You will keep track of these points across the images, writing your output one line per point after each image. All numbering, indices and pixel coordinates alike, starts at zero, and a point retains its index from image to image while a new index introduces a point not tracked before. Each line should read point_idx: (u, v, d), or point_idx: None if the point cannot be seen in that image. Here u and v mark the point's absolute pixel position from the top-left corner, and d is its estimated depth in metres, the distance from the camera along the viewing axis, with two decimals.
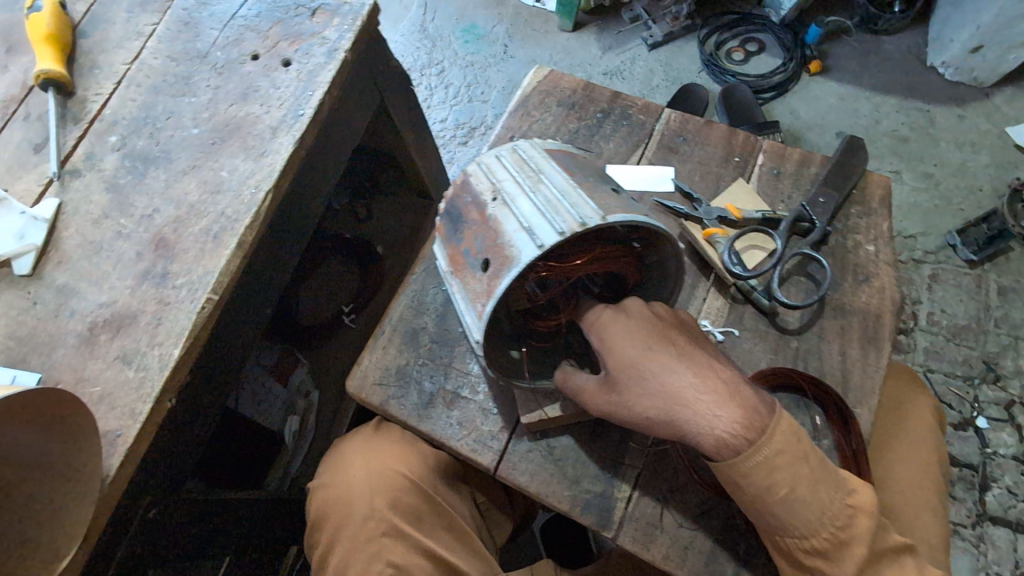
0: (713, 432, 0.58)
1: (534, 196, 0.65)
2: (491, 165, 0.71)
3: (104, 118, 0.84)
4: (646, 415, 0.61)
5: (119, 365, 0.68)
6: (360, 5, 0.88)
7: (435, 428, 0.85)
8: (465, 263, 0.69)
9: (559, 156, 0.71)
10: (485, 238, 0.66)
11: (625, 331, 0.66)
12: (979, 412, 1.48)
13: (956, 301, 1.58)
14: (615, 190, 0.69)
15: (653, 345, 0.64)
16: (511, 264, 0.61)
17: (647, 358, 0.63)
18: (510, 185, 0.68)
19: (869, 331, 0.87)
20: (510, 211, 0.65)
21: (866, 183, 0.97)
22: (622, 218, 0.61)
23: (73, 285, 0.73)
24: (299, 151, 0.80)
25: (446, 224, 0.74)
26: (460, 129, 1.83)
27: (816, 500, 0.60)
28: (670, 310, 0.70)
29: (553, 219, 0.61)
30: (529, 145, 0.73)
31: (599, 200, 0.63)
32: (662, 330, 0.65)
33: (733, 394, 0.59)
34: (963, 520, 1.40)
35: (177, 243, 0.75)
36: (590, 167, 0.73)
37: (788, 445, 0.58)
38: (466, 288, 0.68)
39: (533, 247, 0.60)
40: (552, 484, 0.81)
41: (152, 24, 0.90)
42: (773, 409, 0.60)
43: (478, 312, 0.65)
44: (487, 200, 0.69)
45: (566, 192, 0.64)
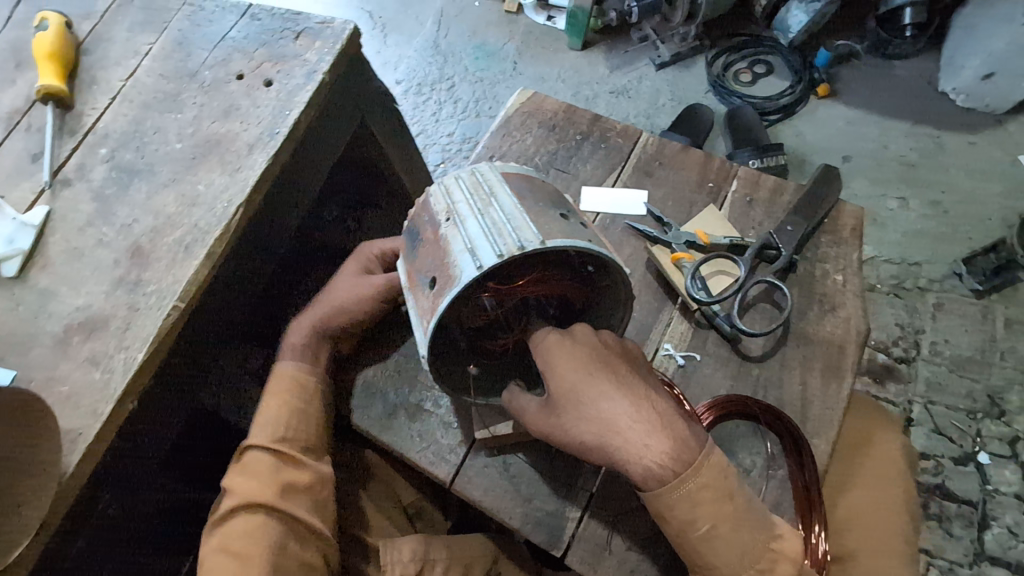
0: (642, 461, 0.62)
1: (482, 217, 0.67)
2: (449, 185, 0.73)
3: (96, 131, 0.88)
4: (582, 440, 0.64)
5: (87, 366, 0.72)
6: (342, 30, 0.93)
7: (397, 440, 0.87)
8: (417, 280, 0.71)
9: (514, 180, 0.73)
10: (435, 257, 0.69)
11: (569, 353, 0.67)
12: (981, 448, 1.44)
13: (960, 332, 1.54)
14: (564, 215, 0.70)
15: (595, 370, 0.66)
16: (453, 283, 0.63)
17: (586, 384, 0.65)
18: (463, 206, 0.70)
19: (832, 361, 0.86)
20: (458, 231, 0.67)
21: (837, 214, 0.98)
22: (561, 244, 0.62)
23: (53, 289, 0.77)
24: (273, 167, 0.84)
25: (407, 240, 0.76)
26: (466, 143, 1.86)
27: (738, 540, 0.64)
28: (617, 338, 0.72)
29: (495, 241, 0.63)
30: (488, 167, 0.75)
31: (542, 224, 0.65)
32: (606, 356, 0.68)
33: (664, 426, 0.63)
34: (959, 559, 1.36)
35: (152, 253, 0.79)
36: (546, 192, 0.74)
37: (712, 480, 0.63)
38: (416, 304, 0.70)
39: (472, 268, 0.62)
40: (506, 500, 0.82)
41: (149, 43, 0.95)
42: (703, 445, 0.64)
43: (424, 328, 0.67)
44: (441, 220, 0.70)
45: (511, 216, 0.66)
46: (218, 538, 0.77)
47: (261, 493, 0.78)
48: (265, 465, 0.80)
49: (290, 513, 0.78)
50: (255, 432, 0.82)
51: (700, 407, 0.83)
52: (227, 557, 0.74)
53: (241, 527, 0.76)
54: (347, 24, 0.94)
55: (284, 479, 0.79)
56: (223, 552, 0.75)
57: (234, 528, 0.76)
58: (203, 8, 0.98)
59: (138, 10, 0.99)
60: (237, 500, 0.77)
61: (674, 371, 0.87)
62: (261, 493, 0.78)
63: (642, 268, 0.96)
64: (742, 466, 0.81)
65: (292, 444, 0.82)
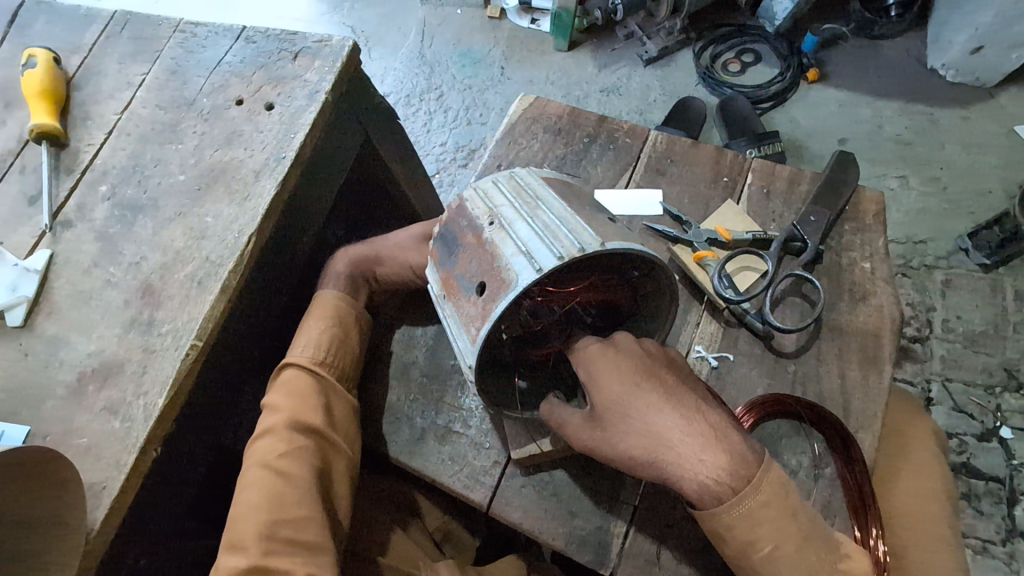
0: (696, 477, 0.59)
1: (531, 221, 0.64)
2: (488, 190, 0.70)
3: (95, 168, 0.85)
4: (631, 454, 0.61)
5: (105, 416, 0.68)
6: (340, 48, 0.91)
7: (427, 465, 0.84)
8: (458, 286, 0.68)
9: (555, 184, 0.71)
10: (481, 262, 0.65)
11: (612, 364, 0.65)
12: (1003, 422, 1.42)
13: (971, 307, 1.53)
14: (611, 219, 0.68)
15: (640, 381, 0.63)
16: (508, 288, 0.61)
17: (633, 396, 0.63)
18: (507, 209, 0.67)
19: (869, 351, 0.84)
20: (507, 235, 0.64)
21: (857, 200, 0.96)
22: (620, 246, 0.61)
23: (63, 335, 0.74)
24: (281, 193, 0.81)
25: (441, 246, 0.72)
26: (460, 152, 1.84)
27: (800, 560, 0.60)
28: (660, 347, 0.69)
29: (551, 243, 0.61)
30: (525, 171, 0.73)
31: (596, 227, 0.63)
32: (651, 366, 0.65)
33: (718, 440, 0.60)
34: (992, 537, 1.33)
35: (163, 291, 0.75)
36: (586, 196, 0.72)
37: (773, 497, 0.59)
38: (459, 312, 0.67)
39: (530, 271, 0.59)
40: (547, 520, 0.79)
41: (142, 74, 0.93)
42: (761, 459, 0.60)
43: (472, 336, 0.64)
44: (483, 224, 0.67)
45: (563, 219, 0.63)
46: (253, 455, 0.72)
47: (308, 413, 0.75)
48: (309, 386, 0.77)
49: (328, 438, 0.75)
50: (297, 350, 0.80)
51: (739, 410, 0.80)
52: (267, 473, 0.70)
53: (284, 444, 0.72)
54: (345, 41, 0.91)
55: (325, 402, 0.77)
56: (263, 467, 0.71)
57: (275, 444, 0.72)
58: (195, 34, 0.96)
59: (127, 41, 0.96)
60: (281, 416, 0.74)
61: (708, 373, 0.85)
62: (308, 413, 0.75)
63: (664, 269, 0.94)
64: (789, 467, 0.79)
65: (336, 369, 0.80)
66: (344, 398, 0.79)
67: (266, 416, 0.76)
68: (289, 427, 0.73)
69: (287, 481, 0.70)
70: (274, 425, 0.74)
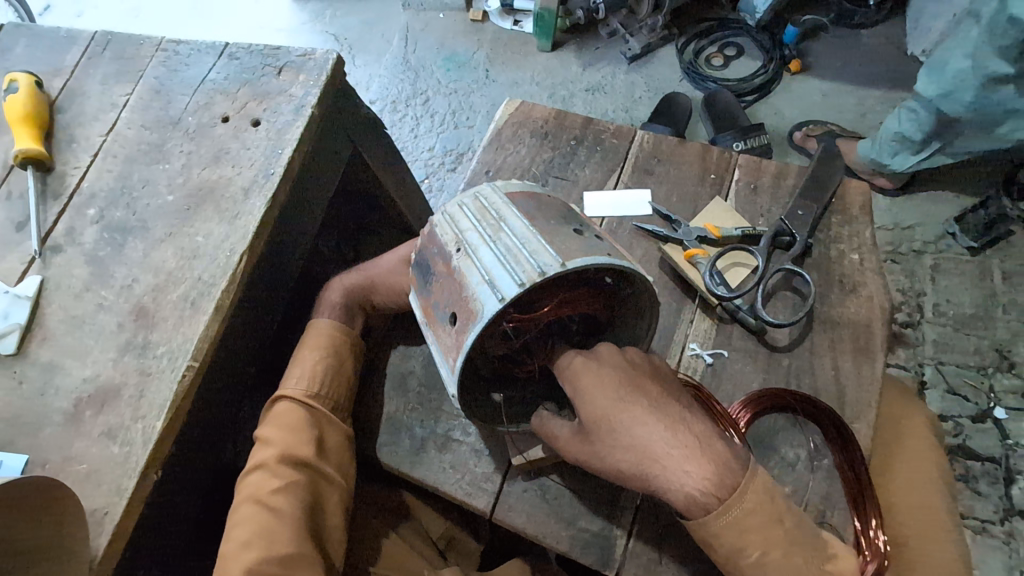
0: (683, 488, 0.58)
1: (494, 246, 0.64)
2: (453, 213, 0.70)
3: (82, 192, 0.85)
4: (619, 467, 0.61)
5: (104, 441, 0.68)
6: (325, 61, 0.91)
7: (429, 474, 0.84)
8: (435, 315, 0.68)
9: (520, 199, 0.70)
10: (451, 291, 0.66)
11: (596, 377, 0.65)
12: (997, 403, 1.43)
13: (960, 290, 1.55)
14: (578, 230, 0.67)
15: (624, 394, 0.63)
16: (475, 319, 0.61)
17: (618, 409, 0.62)
18: (472, 234, 0.67)
19: (861, 341, 0.85)
20: (472, 262, 0.64)
21: (844, 191, 0.97)
22: (582, 263, 0.60)
23: (57, 362, 0.74)
24: (271, 209, 0.81)
25: (417, 274, 0.72)
26: (448, 156, 1.84)
27: (789, 566, 0.60)
28: (643, 355, 0.69)
29: (513, 270, 0.60)
30: (490, 188, 0.71)
31: (559, 244, 0.62)
32: (635, 378, 0.64)
33: (703, 449, 0.59)
34: (991, 517, 1.33)
35: (157, 313, 0.75)
36: (555, 208, 0.71)
37: (760, 505, 0.59)
38: (438, 341, 0.67)
39: (495, 300, 0.59)
40: (550, 524, 0.80)
41: (126, 94, 0.92)
42: (746, 466, 0.60)
43: (450, 366, 0.64)
44: (451, 251, 0.67)
45: (525, 240, 0.63)
46: (247, 490, 0.73)
47: (300, 448, 0.75)
48: (302, 420, 0.77)
49: (320, 471, 0.76)
50: (290, 383, 0.80)
51: (735, 406, 0.81)
52: (260, 509, 0.70)
53: (279, 480, 0.73)
54: (328, 53, 0.91)
55: (318, 435, 0.77)
56: (256, 503, 0.71)
57: (268, 479, 0.73)
58: (177, 52, 0.95)
59: (109, 61, 0.96)
60: (274, 451, 0.74)
61: (703, 370, 0.86)
62: (299, 447, 0.75)
63: (655, 268, 0.94)
64: (786, 461, 0.79)
65: (329, 401, 0.80)
66: (338, 429, 0.80)
67: (259, 450, 0.76)
68: (282, 462, 0.74)
69: (280, 517, 0.70)
70: (267, 460, 0.74)
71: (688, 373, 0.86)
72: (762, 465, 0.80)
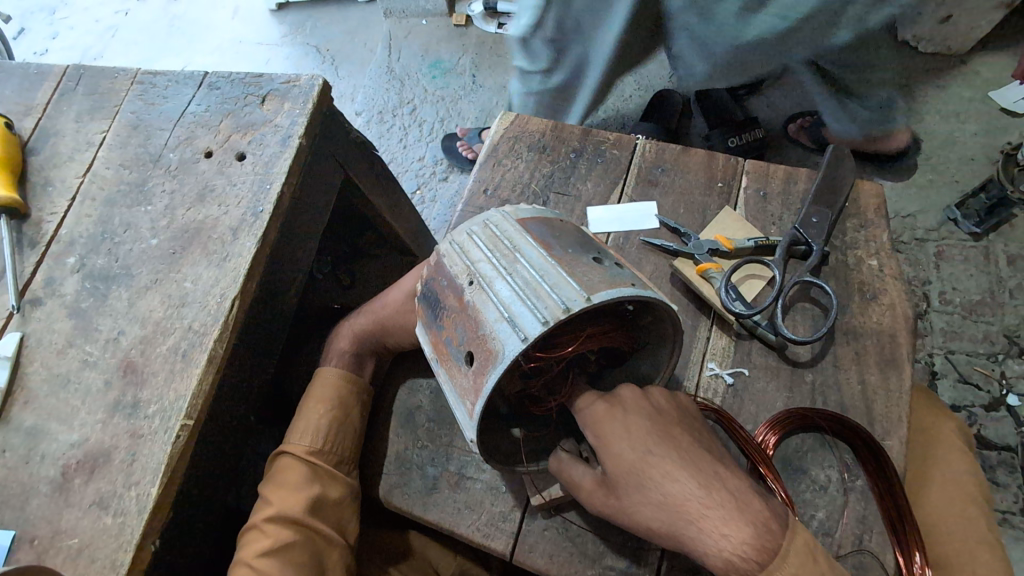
0: (721, 554, 0.53)
1: (511, 278, 0.59)
2: (464, 243, 0.66)
3: (61, 239, 0.80)
4: (650, 526, 0.57)
5: (96, 511, 0.64)
6: (311, 87, 0.86)
7: (443, 516, 0.80)
8: (448, 353, 0.63)
9: (533, 225, 0.65)
10: (466, 328, 0.61)
11: (619, 425, 0.61)
12: (1009, 389, 1.35)
13: (965, 277, 1.49)
14: (598, 258, 0.63)
15: (652, 446, 0.59)
16: (496, 358, 0.56)
17: (647, 463, 0.58)
18: (485, 265, 0.62)
19: (887, 353, 0.82)
20: (489, 296, 0.60)
21: (856, 195, 0.94)
22: (608, 296, 0.55)
23: (42, 425, 0.69)
24: (262, 249, 0.77)
25: (425, 307, 0.68)
26: (439, 165, 1.79)
27: None
28: (670, 397, 0.66)
29: (536, 305, 0.56)
30: (501, 215, 0.67)
31: (581, 276, 0.58)
32: (664, 427, 0.61)
33: (740, 510, 0.54)
34: (1010, 507, 1.26)
35: (145, 367, 0.71)
36: (570, 233, 0.67)
37: (805, 569, 0.53)
38: (453, 382, 0.62)
39: (516, 340, 0.54)
40: (574, 563, 0.76)
41: (102, 132, 0.88)
42: (786, 524, 0.55)
43: (468, 410, 0.59)
44: (463, 283, 0.63)
45: (544, 272, 0.58)
46: (242, 550, 0.70)
47: (299, 508, 0.72)
48: (303, 478, 0.74)
49: (317, 531, 0.73)
50: (292, 438, 0.78)
51: (761, 428, 0.78)
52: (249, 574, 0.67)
53: (269, 540, 0.69)
54: (314, 79, 0.87)
55: (320, 493, 0.74)
56: (247, 565, 0.68)
57: (260, 539, 0.70)
58: (154, 84, 0.91)
59: (83, 97, 0.91)
60: (271, 510, 0.72)
61: (724, 391, 0.82)
62: (296, 506, 0.72)
63: (666, 284, 0.90)
64: (818, 483, 0.76)
65: (331, 456, 0.78)
66: (343, 484, 0.77)
67: (258, 508, 0.74)
68: (274, 522, 0.71)
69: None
70: (261, 520, 0.71)
71: (708, 395, 0.82)
72: (792, 489, 0.76)
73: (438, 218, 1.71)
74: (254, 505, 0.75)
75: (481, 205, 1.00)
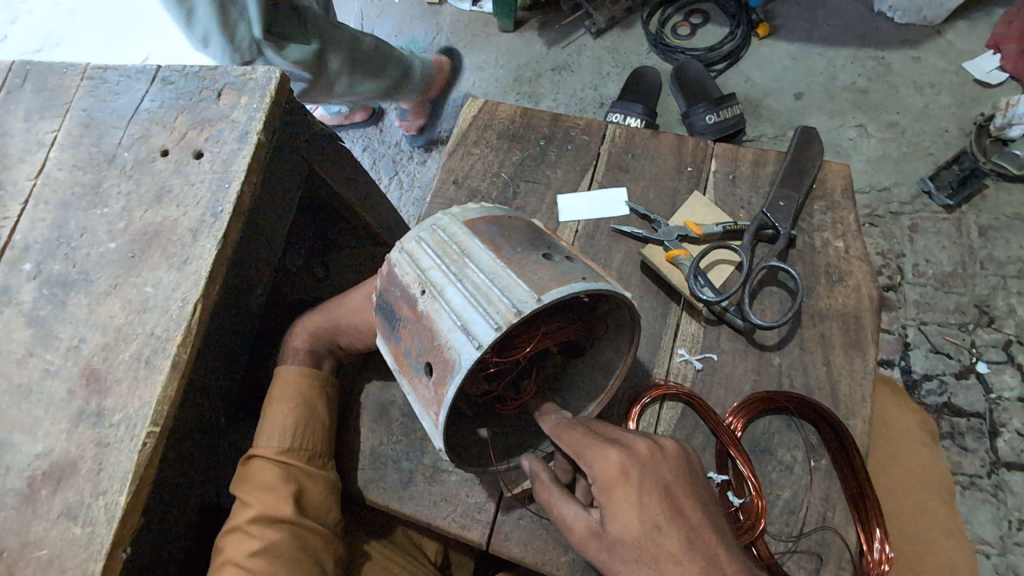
0: None
1: (461, 285, 0.59)
2: (413, 250, 0.65)
3: (15, 245, 0.78)
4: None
5: (64, 522, 0.63)
6: (267, 80, 0.84)
7: (418, 509, 0.80)
8: (409, 364, 0.63)
9: (482, 226, 0.65)
10: (422, 338, 0.61)
11: (631, 493, 0.57)
12: (978, 357, 1.37)
13: (938, 248, 1.48)
14: (548, 254, 0.62)
15: (662, 523, 0.55)
16: (453, 369, 0.56)
17: (650, 539, 0.55)
18: (436, 272, 0.62)
19: (851, 333, 0.83)
20: (442, 304, 0.59)
21: (825, 175, 0.95)
22: (559, 295, 0.55)
23: (5, 437, 0.68)
24: (223, 250, 0.76)
25: (382, 319, 0.68)
26: (415, 149, 1.78)
27: None
28: (683, 452, 0.62)
29: (487, 311, 0.55)
30: (448, 218, 0.67)
31: (531, 276, 0.58)
32: (677, 498, 0.57)
33: None
34: (978, 471, 1.29)
35: (109, 375, 0.70)
36: (519, 230, 0.66)
37: None
38: (417, 392, 0.63)
39: (471, 348, 0.54)
40: (548, 549, 0.77)
41: (53, 131, 0.84)
42: None
43: (433, 419, 0.59)
44: (416, 293, 0.62)
45: (494, 276, 0.58)
46: (226, 552, 0.70)
47: (281, 507, 0.72)
48: (277, 478, 0.74)
49: (303, 526, 0.73)
50: (262, 440, 0.77)
51: (728, 412, 0.80)
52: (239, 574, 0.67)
53: (256, 541, 0.69)
54: (270, 71, 0.84)
55: (297, 491, 0.74)
56: (237, 567, 0.67)
57: (246, 541, 0.69)
58: (105, 80, 0.88)
59: (31, 95, 0.87)
60: (251, 512, 0.71)
61: (693, 376, 0.83)
62: (275, 505, 0.72)
63: (637, 272, 0.90)
64: (784, 463, 0.78)
65: (304, 454, 0.77)
66: (319, 482, 0.77)
67: (238, 510, 0.73)
68: (259, 522, 0.71)
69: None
70: (244, 522, 0.71)
71: (678, 380, 0.83)
72: (759, 470, 0.78)
73: (416, 201, 1.69)
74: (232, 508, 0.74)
75: (451, 195, 0.99)
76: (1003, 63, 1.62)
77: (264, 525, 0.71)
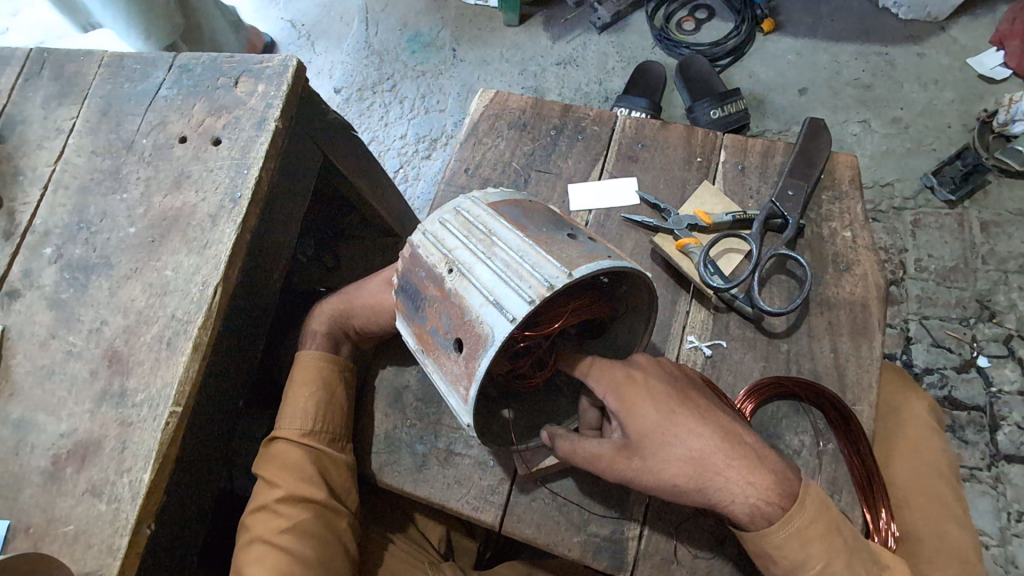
0: (747, 501, 0.60)
1: (491, 262, 0.60)
2: (438, 232, 0.66)
3: (35, 230, 0.79)
4: (675, 480, 0.61)
5: (89, 499, 0.65)
6: (284, 67, 0.85)
7: (432, 492, 0.82)
8: (435, 343, 0.65)
9: (504, 208, 0.67)
10: (450, 316, 0.62)
11: (643, 392, 0.63)
12: (980, 352, 1.39)
13: (940, 243, 1.49)
14: (572, 234, 0.64)
15: (678, 409, 0.63)
16: (486, 342, 0.57)
17: (671, 422, 0.62)
18: (462, 252, 0.63)
19: (859, 321, 0.85)
20: (470, 282, 0.61)
21: (833, 166, 0.96)
22: (587, 271, 0.57)
23: (29, 417, 0.69)
24: (243, 235, 0.77)
25: (405, 300, 0.69)
26: (421, 143, 1.76)
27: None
28: (677, 366, 0.70)
29: (519, 286, 0.57)
30: (471, 201, 0.68)
31: (559, 253, 0.59)
32: (682, 388, 0.65)
33: (761, 462, 0.61)
34: (978, 463, 1.30)
35: (131, 357, 0.71)
36: (541, 213, 0.68)
37: (819, 515, 0.61)
38: (443, 370, 0.64)
39: (505, 322, 0.56)
40: (560, 531, 0.79)
41: (71, 118, 0.85)
42: (798, 478, 0.62)
43: (462, 396, 0.61)
44: (442, 272, 0.63)
45: (522, 253, 0.60)
46: (255, 530, 0.73)
47: (305, 488, 0.75)
48: (301, 460, 0.76)
49: (328, 505, 0.75)
50: (283, 423, 0.79)
51: (739, 396, 0.81)
52: (271, 549, 0.70)
53: (285, 520, 0.72)
54: (288, 59, 0.85)
55: (320, 473, 0.77)
56: (265, 543, 0.71)
57: (275, 519, 0.73)
58: (123, 68, 0.89)
59: (49, 81, 0.88)
60: (279, 493, 0.74)
61: (702, 362, 0.84)
62: (299, 486, 0.75)
63: (647, 259, 0.92)
64: (792, 448, 0.80)
65: (324, 437, 0.79)
66: (340, 464, 0.79)
67: (264, 492, 0.76)
68: (286, 502, 0.74)
69: (286, 556, 0.69)
70: (271, 501, 0.74)
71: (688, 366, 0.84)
72: None
73: (422, 196, 1.69)
74: (257, 489, 0.77)
75: (463, 185, 1.00)
76: (1006, 59, 1.63)
77: (291, 503, 0.74)
